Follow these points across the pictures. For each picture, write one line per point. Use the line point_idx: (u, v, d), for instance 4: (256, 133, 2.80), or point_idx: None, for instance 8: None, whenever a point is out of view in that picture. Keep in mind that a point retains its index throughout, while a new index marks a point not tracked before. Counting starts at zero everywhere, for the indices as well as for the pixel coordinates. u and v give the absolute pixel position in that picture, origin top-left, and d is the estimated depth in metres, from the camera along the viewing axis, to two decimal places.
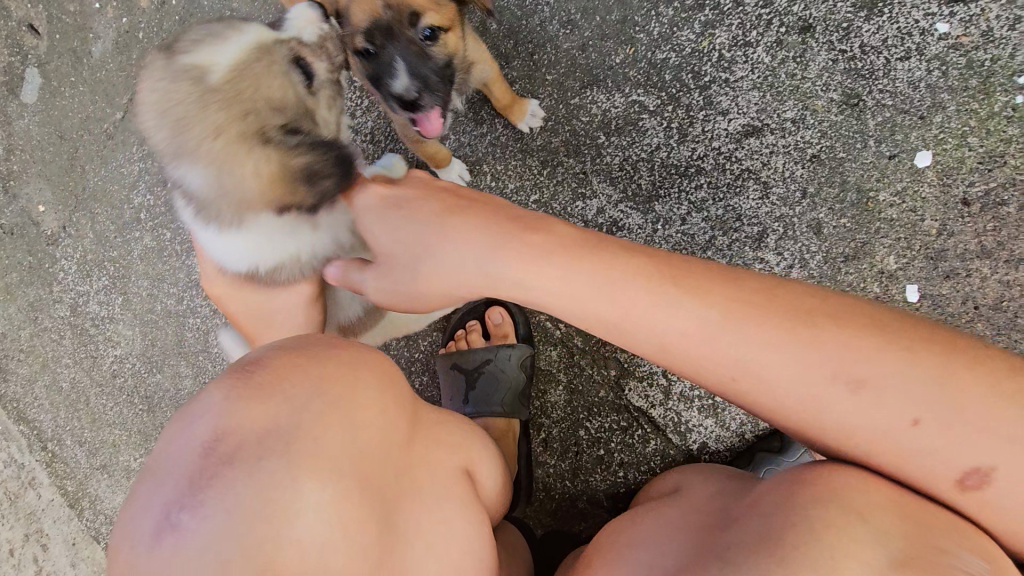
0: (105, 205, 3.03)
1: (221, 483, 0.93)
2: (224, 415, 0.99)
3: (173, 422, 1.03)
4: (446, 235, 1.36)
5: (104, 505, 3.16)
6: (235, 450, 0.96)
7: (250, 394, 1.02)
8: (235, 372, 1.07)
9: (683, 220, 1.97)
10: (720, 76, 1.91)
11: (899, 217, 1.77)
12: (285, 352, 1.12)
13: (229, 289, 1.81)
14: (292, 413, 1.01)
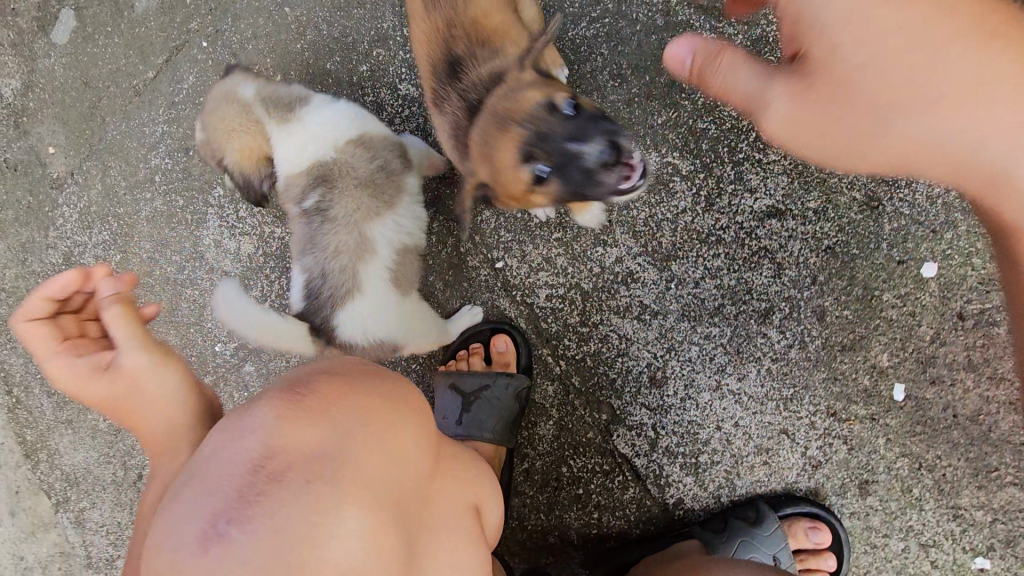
0: (120, 161, 2.99)
1: (270, 501, 0.94)
2: (274, 431, 1.00)
3: (214, 434, 1.05)
4: (950, 102, 1.12)
5: (62, 461, 3.09)
6: (284, 469, 0.97)
7: (300, 416, 1.04)
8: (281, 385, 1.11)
9: (696, 283, 2.06)
10: (753, 155, 2.00)
11: (899, 318, 1.87)
12: (328, 375, 1.15)
13: (84, 373, 1.36)
14: (337, 440, 1.04)
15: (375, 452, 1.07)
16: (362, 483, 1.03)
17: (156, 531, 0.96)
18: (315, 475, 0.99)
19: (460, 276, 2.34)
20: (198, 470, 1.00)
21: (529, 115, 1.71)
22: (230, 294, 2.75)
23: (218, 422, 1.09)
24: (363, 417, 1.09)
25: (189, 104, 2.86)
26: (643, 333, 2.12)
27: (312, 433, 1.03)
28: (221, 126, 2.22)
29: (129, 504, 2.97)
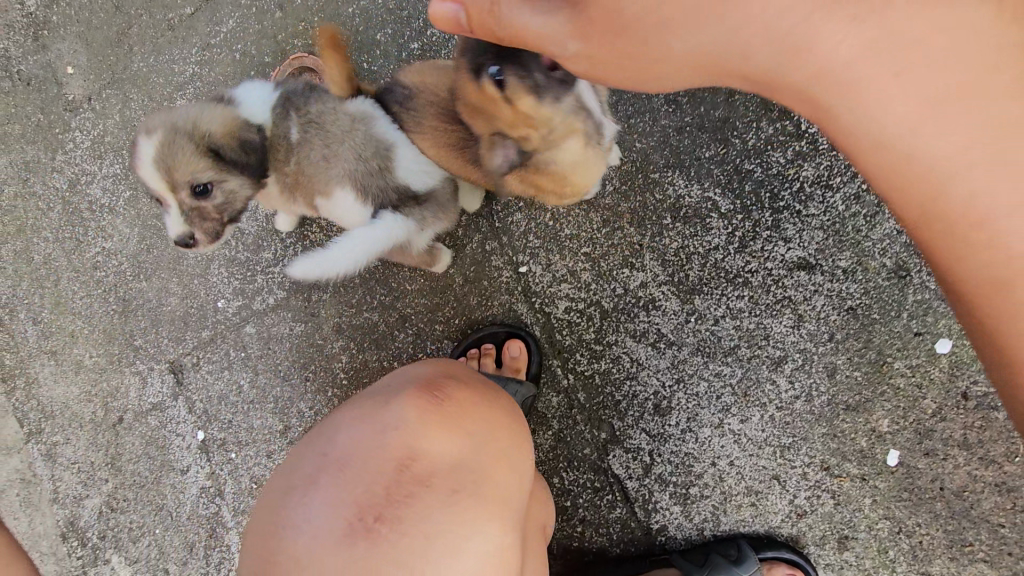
0: (144, 96, 2.88)
1: (414, 499, 1.21)
2: (418, 439, 1.26)
3: (358, 428, 1.32)
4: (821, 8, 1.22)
5: (40, 392, 3.03)
6: (427, 475, 1.23)
7: (440, 428, 1.29)
8: (417, 393, 1.36)
9: (715, 321, 2.09)
10: (794, 205, 2.02)
11: (906, 387, 1.92)
12: (460, 387, 1.41)
13: None
14: (472, 453, 1.29)
15: (498, 471, 1.30)
16: (488, 494, 1.26)
17: (310, 507, 1.24)
18: (450, 486, 1.23)
19: (482, 274, 2.34)
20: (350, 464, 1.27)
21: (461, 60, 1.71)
22: (239, 253, 2.67)
23: (361, 416, 1.36)
24: (490, 434, 1.34)
25: (226, 51, 2.74)
26: (654, 360, 2.15)
27: (448, 447, 1.27)
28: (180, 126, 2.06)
29: (104, 445, 2.92)
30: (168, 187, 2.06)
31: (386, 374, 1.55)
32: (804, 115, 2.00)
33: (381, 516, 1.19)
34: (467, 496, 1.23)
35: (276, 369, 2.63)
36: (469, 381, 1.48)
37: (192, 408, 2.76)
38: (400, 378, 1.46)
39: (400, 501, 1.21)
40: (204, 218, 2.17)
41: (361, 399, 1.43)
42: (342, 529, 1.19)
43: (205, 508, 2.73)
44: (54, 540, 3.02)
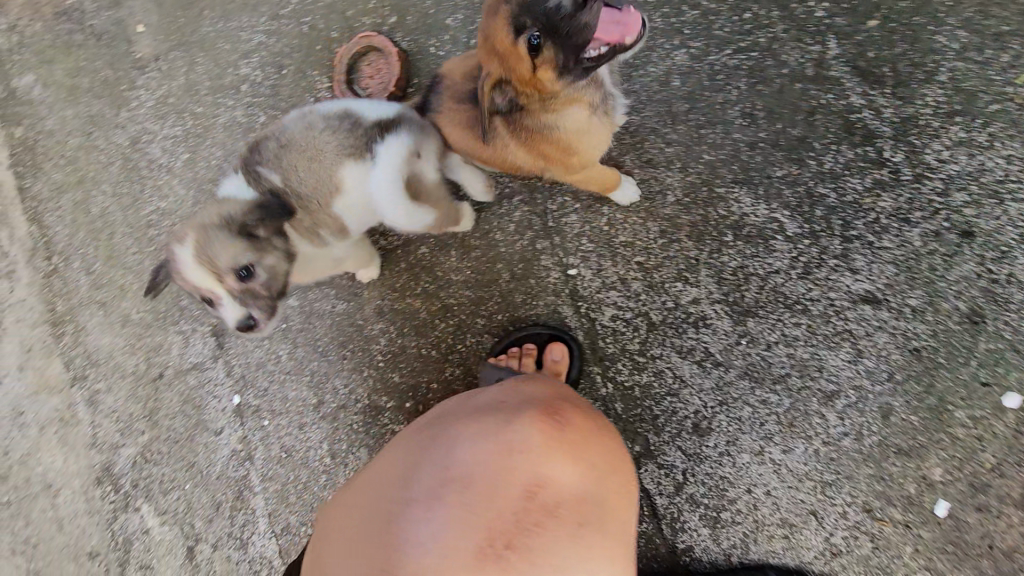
0: (210, 60, 2.90)
1: (542, 530, 1.13)
2: (546, 463, 1.21)
3: (477, 446, 1.26)
4: None
5: (86, 339, 3.13)
6: (554, 504, 1.17)
7: (564, 454, 1.24)
8: (538, 414, 1.31)
9: (768, 346, 2.03)
10: (866, 236, 1.94)
11: (965, 438, 1.83)
12: (577, 414, 1.37)
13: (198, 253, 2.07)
14: (596, 486, 1.23)
15: (619, 507, 1.25)
16: (613, 530, 1.20)
17: (428, 524, 1.17)
18: (577, 519, 1.16)
19: (530, 272, 2.31)
20: (472, 482, 1.20)
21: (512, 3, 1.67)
22: None
23: (478, 432, 1.30)
24: (609, 467, 1.29)
25: (294, 23, 2.73)
26: (699, 379, 2.10)
27: (574, 476, 1.22)
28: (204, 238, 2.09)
29: (142, 398, 3.01)
30: (214, 279, 2.11)
31: (490, 390, 1.51)
32: (889, 143, 1.92)
33: (510, 542, 1.12)
34: (595, 531, 1.16)
35: (315, 344, 2.66)
36: (583, 409, 1.43)
37: (230, 372, 2.82)
38: (513, 397, 1.42)
39: (529, 529, 1.13)
40: (255, 298, 2.18)
41: (472, 415, 1.38)
42: (466, 555, 1.11)
43: (235, 470, 2.80)
44: (88, 482, 3.14)
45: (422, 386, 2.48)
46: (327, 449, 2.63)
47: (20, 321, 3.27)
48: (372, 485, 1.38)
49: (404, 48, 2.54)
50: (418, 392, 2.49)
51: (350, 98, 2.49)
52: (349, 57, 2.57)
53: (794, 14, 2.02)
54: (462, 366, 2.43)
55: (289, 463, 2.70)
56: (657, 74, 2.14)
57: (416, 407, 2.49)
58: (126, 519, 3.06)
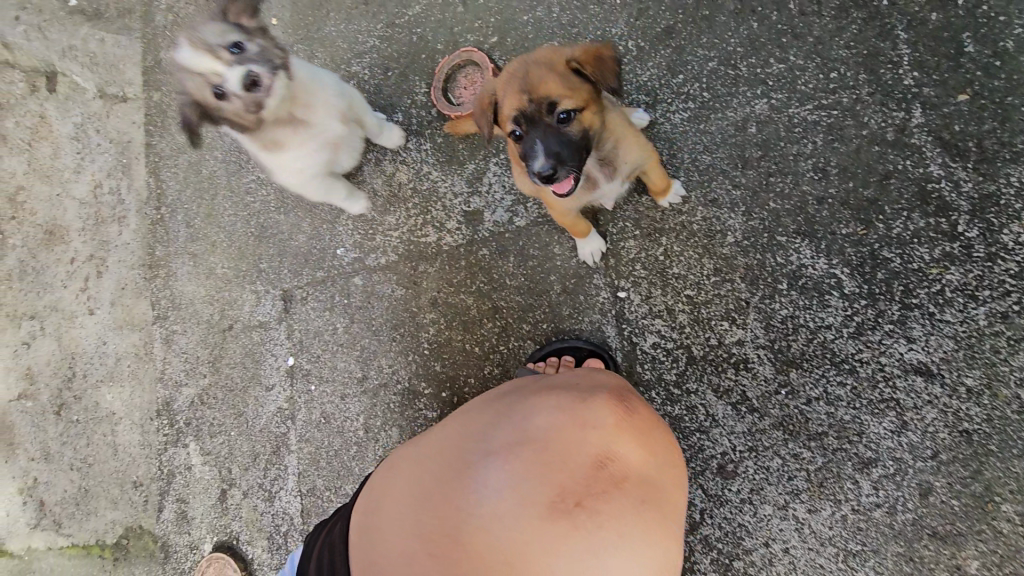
0: (326, 55, 3.19)
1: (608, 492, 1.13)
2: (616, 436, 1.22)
3: (551, 413, 1.27)
4: None
5: (174, 285, 3.49)
6: (622, 474, 1.16)
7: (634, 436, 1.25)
8: (611, 400, 1.33)
9: (808, 401, 2.00)
10: (927, 306, 1.90)
11: (1009, 533, 1.75)
12: (642, 405, 1.40)
13: (206, 48, 2.13)
14: (658, 468, 1.25)
15: (673, 496, 1.25)
16: (667, 514, 1.19)
17: (501, 479, 1.17)
18: (642, 493, 1.16)
19: (580, 288, 2.40)
20: (545, 441, 1.19)
21: (537, 100, 1.86)
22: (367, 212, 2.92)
23: (551, 404, 1.31)
24: (668, 454, 1.32)
25: (404, 31, 2.97)
26: (731, 421, 2.09)
27: (639, 455, 1.22)
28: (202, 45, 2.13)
29: (211, 345, 3.30)
30: (212, 56, 2.10)
31: (562, 377, 1.56)
32: (964, 218, 1.89)
33: (580, 500, 1.11)
34: (656, 510, 1.17)
35: (369, 323, 2.85)
36: (646, 408, 1.44)
37: (290, 335, 3.04)
38: (584, 383, 1.45)
39: (600, 494, 1.12)
40: (248, 61, 2.16)
41: (543, 392, 1.40)
42: (536, 505, 1.11)
43: (277, 426, 3.00)
44: (151, 414, 3.47)
45: (461, 378, 2.60)
46: (362, 422, 2.79)
47: (121, 262, 3.69)
48: (442, 445, 1.40)
49: (499, 65, 2.71)
50: (456, 383, 2.61)
51: (443, 108, 2.75)
52: (451, 64, 2.80)
53: (882, 80, 2.04)
54: (501, 366, 2.53)
55: (326, 429, 2.87)
56: (736, 120, 2.20)
57: (451, 397, 2.61)
58: (173, 453, 3.33)
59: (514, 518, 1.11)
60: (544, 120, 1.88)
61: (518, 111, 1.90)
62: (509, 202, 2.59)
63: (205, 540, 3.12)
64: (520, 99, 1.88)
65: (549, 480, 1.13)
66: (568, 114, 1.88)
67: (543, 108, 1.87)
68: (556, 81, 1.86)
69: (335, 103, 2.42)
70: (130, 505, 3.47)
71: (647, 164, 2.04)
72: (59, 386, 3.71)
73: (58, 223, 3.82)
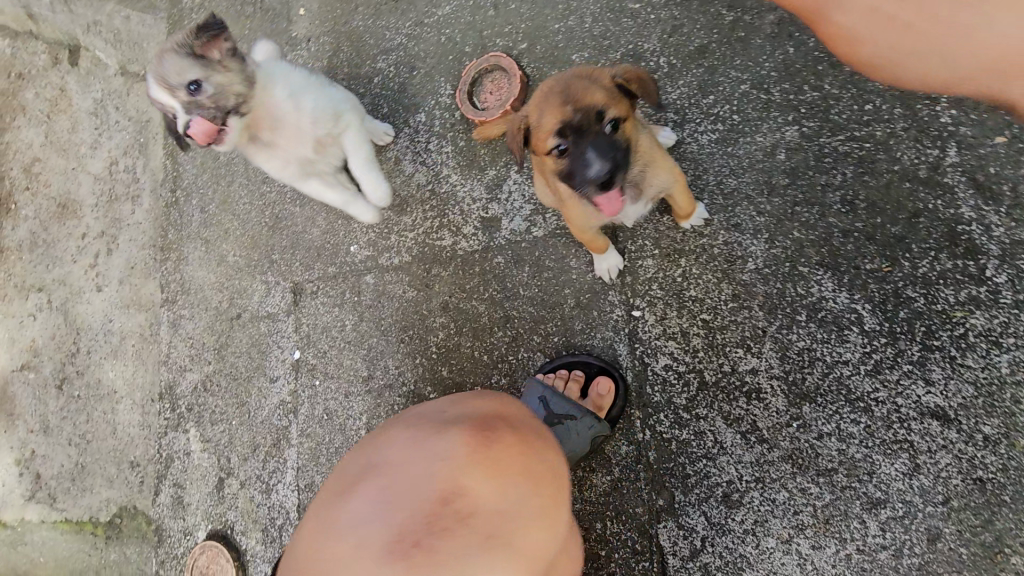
0: (353, 50, 3.17)
1: (445, 530, 1.12)
2: (464, 474, 1.19)
3: (411, 452, 1.29)
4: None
5: (184, 269, 3.48)
6: (465, 510, 1.14)
7: (487, 466, 1.20)
8: (471, 429, 1.30)
9: (819, 436, 1.97)
10: (949, 349, 1.87)
11: None
12: (516, 428, 1.35)
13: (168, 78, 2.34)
14: (517, 496, 1.19)
15: (538, 529, 1.18)
16: (520, 544, 1.14)
17: (356, 522, 1.22)
18: (485, 528, 1.12)
19: (594, 304, 2.38)
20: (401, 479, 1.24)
21: (586, 109, 1.84)
22: (383, 211, 2.90)
23: (415, 441, 1.32)
24: (536, 478, 1.25)
25: (434, 31, 2.95)
26: (739, 450, 2.06)
27: (491, 492, 1.17)
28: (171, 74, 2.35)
29: (217, 333, 3.29)
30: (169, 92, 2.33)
31: (452, 402, 1.54)
32: (993, 262, 1.85)
33: (416, 542, 1.12)
34: (504, 542, 1.12)
35: (378, 322, 2.83)
36: (528, 432, 1.36)
37: (298, 329, 3.03)
38: (462, 411, 1.43)
39: (437, 533, 1.12)
40: (199, 109, 2.34)
41: (424, 423, 1.41)
42: (374, 549, 1.14)
43: (279, 419, 2.99)
44: (152, 396, 3.46)
45: (467, 386, 2.58)
46: (364, 421, 2.77)
47: (132, 241, 3.69)
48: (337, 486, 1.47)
49: (527, 72, 2.68)
50: (462, 390, 2.59)
51: (469, 113, 2.70)
52: (478, 69, 2.76)
53: (918, 115, 2.01)
54: (509, 376, 2.51)
55: (327, 425, 2.85)
56: (766, 145, 2.18)
57: None
58: (173, 437, 3.32)
59: (357, 562, 1.15)
60: (591, 128, 1.85)
61: (562, 119, 1.86)
62: (528, 211, 2.57)
63: (199, 528, 3.11)
64: (564, 110, 1.86)
65: (391, 524, 1.16)
66: (613, 124, 1.88)
67: (591, 118, 1.85)
68: (602, 92, 1.87)
69: (302, 125, 2.43)
70: (125, 484, 3.46)
71: (674, 187, 2.00)
72: (62, 360, 3.71)
73: (71, 196, 3.84)
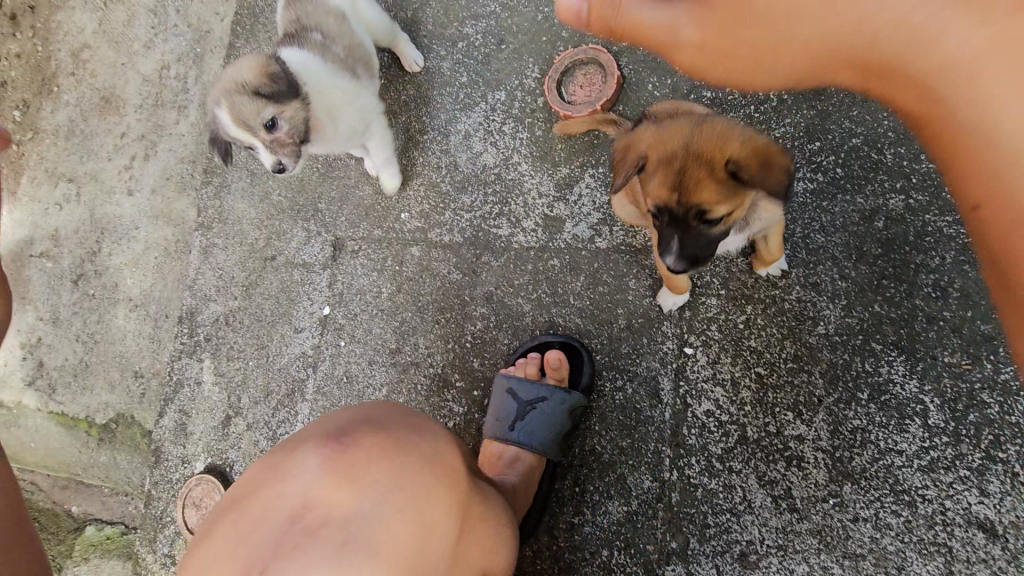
0: (442, 7, 2.98)
1: (298, 554, 1.29)
2: (311, 484, 1.39)
3: (274, 479, 1.46)
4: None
5: (222, 197, 3.38)
6: (317, 525, 1.34)
7: (338, 479, 1.39)
8: (324, 446, 1.47)
9: (854, 518, 1.92)
10: (1012, 464, 1.80)
11: None
12: (375, 433, 1.52)
13: (236, 117, 2.48)
14: (374, 503, 1.37)
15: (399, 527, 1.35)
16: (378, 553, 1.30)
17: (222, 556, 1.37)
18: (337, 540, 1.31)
19: (646, 331, 2.29)
20: (253, 506, 1.43)
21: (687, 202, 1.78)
22: (444, 186, 2.80)
23: (280, 465, 1.49)
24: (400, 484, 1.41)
25: (533, 6, 2.78)
26: (767, 513, 2.01)
27: (344, 498, 1.37)
28: (237, 110, 2.47)
29: (247, 270, 3.21)
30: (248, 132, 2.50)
31: (326, 421, 1.71)
32: None
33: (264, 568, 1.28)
34: (356, 554, 1.30)
35: (416, 297, 2.76)
36: (393, 428, 1.57)
37: (331, 285, 2.96)
38: (329, 428, 1.59)
39: (285, 554, 1.30)
40: (281, 144, 2.54)
41: (292, 442, 1.60)
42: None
43: (297, 370, 2.95)
44: (167, 315, 3.42)
45: None
46: (384, 393, 2.73)
47: (172, 152, 3.58)
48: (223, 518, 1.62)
49: (625, 74, 2.53)
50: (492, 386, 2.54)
51: (555, 102, 2.57)
52: (572, 59, 2.61)
53: None
54: None
55: (346, 389, 2.82)
56: (866, 208, 2.08)
57: (482, 397, 2.55)
58: (186, 363, 3.27)
59: None
60: (686, 223, 1.82)
61: (665, 203, 1.82)
62: (595, 220, 2.48)
63: (197, 458, 3.11)
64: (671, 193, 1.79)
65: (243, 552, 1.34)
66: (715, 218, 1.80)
67: (689, 209, 1.79)
68: (714, 185, 1.74)
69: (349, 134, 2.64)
70: (126, 394, 3.45)
71: (774, 227, 1.90)
72: (83, 256, 3.66)
73: (116, 92, 3.74)
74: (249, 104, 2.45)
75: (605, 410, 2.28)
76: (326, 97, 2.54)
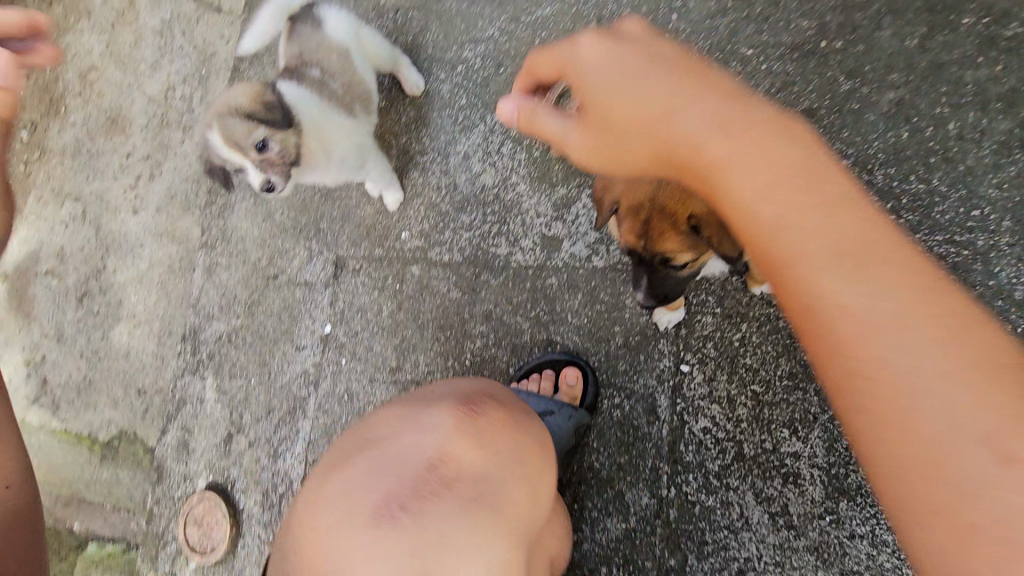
0: (441, 30, 3.05)
1: (436, 502, 1.34)
2: (443, 440, 1.44)
3: (403, 430, 1.50)
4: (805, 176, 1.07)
5: (224, 216, 3.43)
6: (452, 476, 1.38)
7: (471, 438, 1.45)
8: (453, 407, 1.53)
9: (851, 534, 1.96)
10: None
11: None
12: (494, 404, 1.60)
13: (228, 142, 2.62)
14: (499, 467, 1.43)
15: (520, 491, 1.43)
16: (502, 514, 1.37)
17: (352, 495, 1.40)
18: (470, 493, 1.36)
19: (643, 348, 2.32)
20: (380, 452, 1.47)
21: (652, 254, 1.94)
22: (444, 205, 2.85)
23: (404, 420, 1.54)
24: (520, 453, 1.49)
25: (530, 30, 2.84)
26: (764, 530, 2.04)
27: (474, 457, 1.42)
28: (228, 133, 2.61)
29: (250, 288, 3.26)
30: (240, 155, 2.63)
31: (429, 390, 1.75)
32: None
33: (404, 509, 1.34)
34: (487, 512, 1.35)
35: (416, 315, 2.80)
36: (508, 405, 1.65)
37: (333, 303, 3.00)
38: (443, 394, 1.65)
39: (425, 498, 1.35)
40: (272, 164, 2.64)
41: (409, 403, 1.65)
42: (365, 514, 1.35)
43: (299, 388, 2.99)
44: (171, 333, 3.46)
45: None
46: None
47: (177, 172, 3.64)
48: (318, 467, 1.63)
49: None
50: None
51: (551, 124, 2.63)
52: None
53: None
54: None
55: (347, 406, 2.85)
56: None
57: None
58: (188, 381, 3.31)
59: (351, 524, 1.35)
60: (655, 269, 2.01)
61: (633, 249, 1.99)
62: (592, 238, 2.52)
63: (200, 476, 3.13)
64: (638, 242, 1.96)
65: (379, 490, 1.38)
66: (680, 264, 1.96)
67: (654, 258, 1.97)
68: (677, 238, 1.86)
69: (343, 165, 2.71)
70: (129, 411, 3.48)
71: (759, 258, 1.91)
72: (87, 274, 3.71)
73: (122, 113, 3.81)
74: (239, 129, 2.58)
75: (603, 427, 2.29)
76: (319, 130, 2.64)
